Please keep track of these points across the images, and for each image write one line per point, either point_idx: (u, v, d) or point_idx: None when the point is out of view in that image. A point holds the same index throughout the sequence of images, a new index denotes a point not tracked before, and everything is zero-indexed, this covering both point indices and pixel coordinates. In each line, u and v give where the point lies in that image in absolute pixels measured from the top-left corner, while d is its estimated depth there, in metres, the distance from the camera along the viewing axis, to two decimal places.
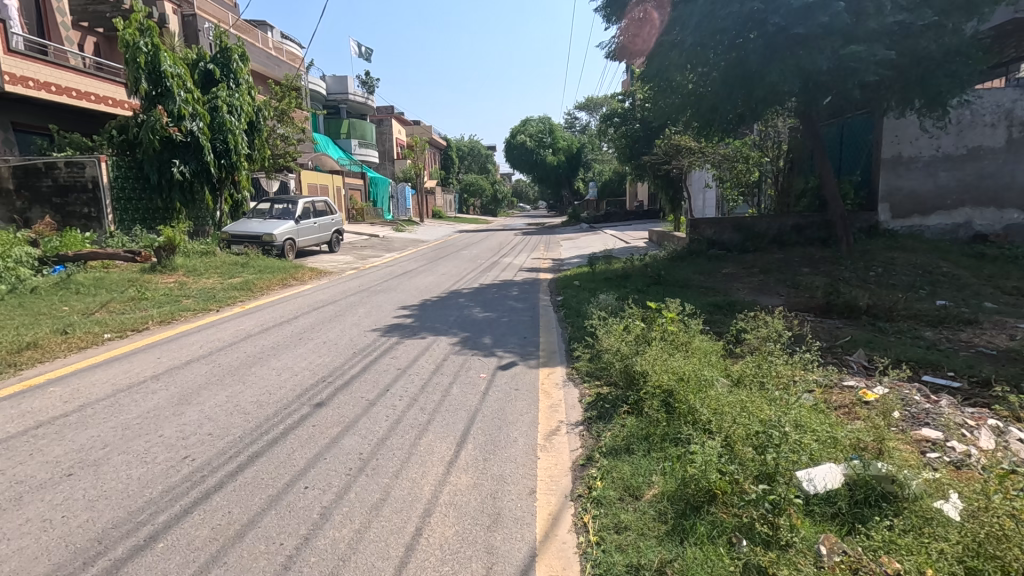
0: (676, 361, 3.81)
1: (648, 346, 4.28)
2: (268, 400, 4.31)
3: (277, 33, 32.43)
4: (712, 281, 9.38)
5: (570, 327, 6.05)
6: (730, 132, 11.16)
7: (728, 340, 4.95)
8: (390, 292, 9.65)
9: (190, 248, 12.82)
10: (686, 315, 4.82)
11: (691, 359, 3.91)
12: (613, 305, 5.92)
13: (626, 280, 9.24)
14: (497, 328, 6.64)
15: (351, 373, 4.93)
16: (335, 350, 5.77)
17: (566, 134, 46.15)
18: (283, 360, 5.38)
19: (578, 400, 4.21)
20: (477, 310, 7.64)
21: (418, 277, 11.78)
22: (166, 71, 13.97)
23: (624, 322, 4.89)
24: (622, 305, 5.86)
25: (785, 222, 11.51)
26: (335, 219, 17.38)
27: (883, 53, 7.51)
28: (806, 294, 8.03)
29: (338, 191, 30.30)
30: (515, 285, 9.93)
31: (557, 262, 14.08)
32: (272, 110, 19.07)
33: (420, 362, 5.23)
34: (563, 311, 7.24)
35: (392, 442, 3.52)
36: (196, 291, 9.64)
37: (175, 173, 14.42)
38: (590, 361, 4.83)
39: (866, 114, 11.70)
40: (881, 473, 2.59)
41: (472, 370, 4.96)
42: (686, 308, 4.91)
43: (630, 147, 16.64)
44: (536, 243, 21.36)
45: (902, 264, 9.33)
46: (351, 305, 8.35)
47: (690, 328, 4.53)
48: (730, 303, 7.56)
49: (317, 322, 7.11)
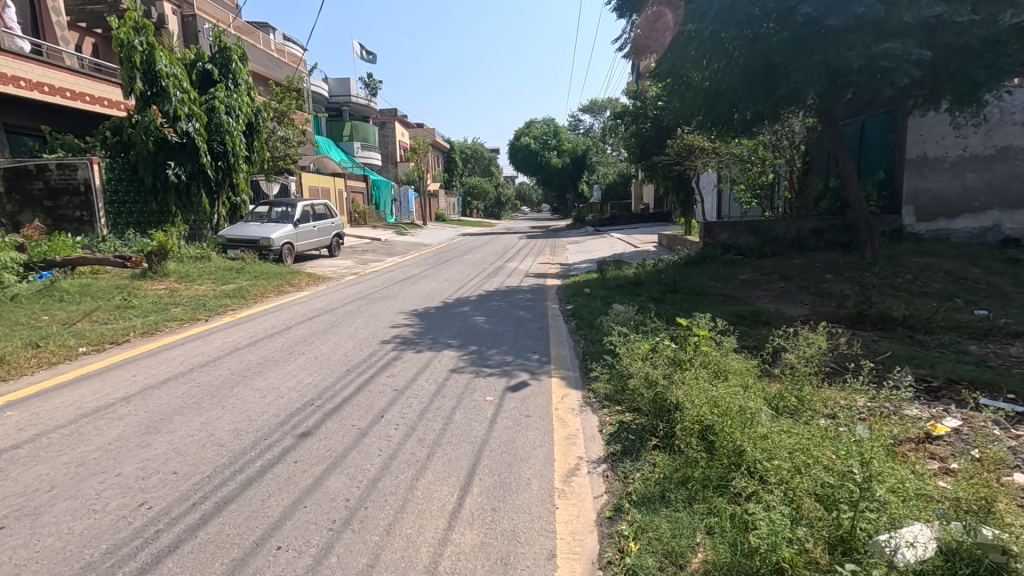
0: (712, 389, 3.32)
1: (678, 367, 3.78)
2: (248, 427, 3.82)
3: (280, 35, 32.16)
4: (730, 288, 8.87)
5: (584, 342, 5.54)
6: (747, 131, 10.65)
7: (764, 360, 4.45)
8: (391, 299, 9.18)
9: (184, 253, 12.37)
10: (716, 331, 4.32)
11: (730, 386, 3.41)
12: (632, 318, 5.43)
13: (639, 288, 8.72)
14: (503, 339, 6.14)
15: (343, 395, 4.43)
16: (327, 366, 5.28)
17: (571, 136, 45.66)
18: (269, 379, 4.89)
19: (598, 431, 3.70)
20: (482, 319, 7.16)
21: (419, 282, 11.32)
22: (161, 70, 13.58)
23: (648, 339, 4.40)
24: (643, 318, 5.36)
25: (804, 226, 11.00)
26: (336, 223, 16.94)
27: (919, 51, 7.02)
28: (834, 302, 7.51)
29: (339, 194, 29.90)
30: (522, 292, 9.44)
31: (565, 267, 13.59)
32: (272, 111, 18.68)
33: (420, 381, 4.74)
34: (575, 322, 6.76)
35: (384, 485, 3.03)
36: (187, 298, 9.18)
37: (170, 176, 13.97)
38: (609, 382, 4.32)
39: (888, 113, 11.21)
40: (988, 541, 2.03)
41: (477, 391, 4.46)
42: (716, 324, 4.41)
43: (640, 148, 16.14)
44: (542, 246, 20.89)
45: (932, 270, 8.79)
46: (349, 314, 7.88)
47: (723, 346, 4.03)
48: (753, 313, 7.06)
49: (311, 334, 6.63)
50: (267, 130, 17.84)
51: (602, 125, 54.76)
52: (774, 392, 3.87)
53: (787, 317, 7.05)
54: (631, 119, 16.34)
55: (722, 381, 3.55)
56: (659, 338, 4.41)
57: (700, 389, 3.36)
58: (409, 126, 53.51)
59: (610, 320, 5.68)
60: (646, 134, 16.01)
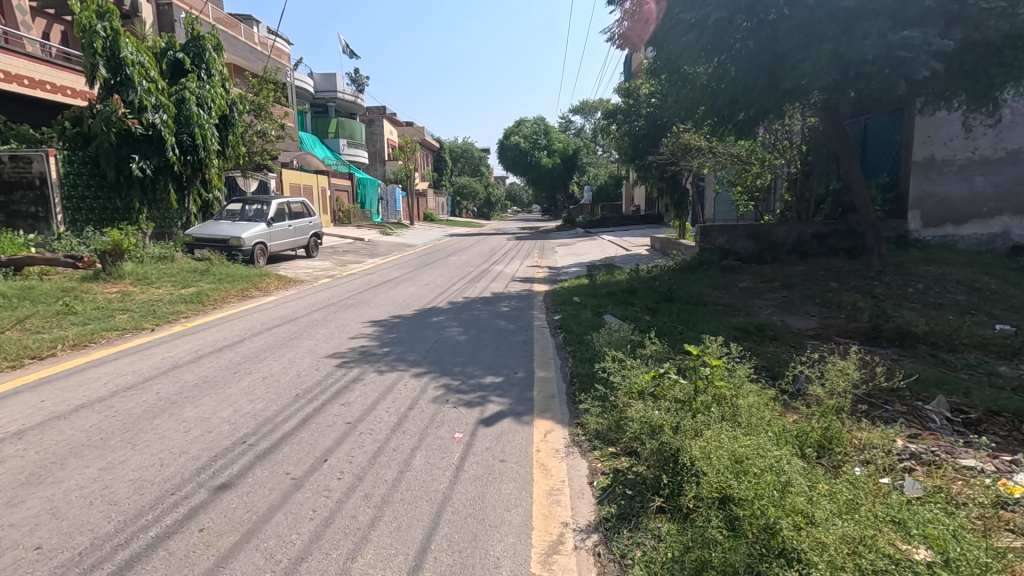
0: (733, 442, 2.65)
1: (686, 405, 3.10)
2: (155, 477, 3.08)
3: (263, 28, 31.29)
4: (730, 297, 8.24)
5: (573, 363, 4.86)
6: (746, 129, 10.04)
7: (783, 394, 3.80)
8: (364, 306, 8.43)
9: (144, 253, 11.55)
10: (728, 359, 3.67)
11: (752, 436, 2.74)
12: (628, 338, 4.74)
13: (633, 296, 8.05)
14: (481, 356, 5.42)
15: (284, 430, 3.71)
16: (275, 389, 4.54)
17: (561, 135, 44.97)
18: (202, 407, 4.14)
19: (588, 483, 3.01)
20: (458, 332, 6.44)
21: (397, 287, 10.58)
22: (126, 58, 12.72)
23: (650, 368, 3.73)
24: (641, 339, 4.69)
25: (805, 230, 10.39)
26: (314, 222, 16.13)
27: (939, 42, 6.41)
28: (844, 315, 6.90)
29: (324, 192, 28.99)
30: (506, 300, 8.73)
31: (553, 271, 12.92)
32: (249, 105, 17.83)
33: (380, 410, 4.05)
34: (564, 335, 6.09)
35: (309, 569, 2.31)
36: (138, 303, 8.36)
37: (134, 170, 13.10)
38: (602, 417, 3.64)
39: (894, 112, 10.66)
40: None
41: (443, 426, 3.74)
42: (727, 349, 3.74)
43: (634, 146, 15.48)
44: (531, 248, 20.19)
45: (945, 280, 8.21)
46: (313, 324, 7.12)
47: (738, 377, 3.36)
48: (760, 327, 6.43)
49: (266, 348, 5.89)
50: (243, 124, 17.01)
51: (593, 125, 54.26)
52: (800, 439, 3.22)
53: (794, 331, 6.42)
54: (623, 117, 15.69)
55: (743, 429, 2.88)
56: (662, 366, 3.74)
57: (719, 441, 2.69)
58: (398, 124, 52.63)
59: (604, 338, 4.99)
60: (639, 132, 15.36)
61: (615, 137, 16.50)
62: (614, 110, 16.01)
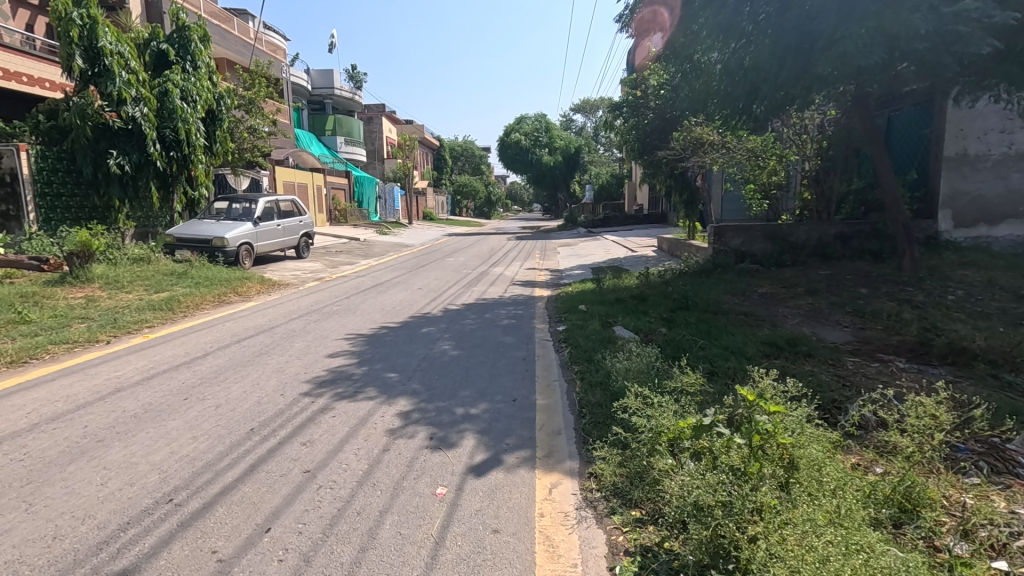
0: (816, 545, 1.97)
1: (742, 475, 2.37)
2: (37, 559, 2.35)
3: (258, 23, 30.55)
4: (752, 305, 7.49)
5: (584, 391, 4.16)
6: (765, 121, 9.29)
7: (842, 441, 3.09)
8: (350, 314, 7.70)
9: (120, 254, 10.87)
10: (780, 399, 2.94)
11: (842, 534, 2.02)
12: (650, 366, 4.01)
13: (645, 304, 7.33)
14: (473, 378, 4.67)
15: (224, 482, 2.98)
16: (227, 422, 3.80)
17: (563, 133, 44.24)
18: (131, 448, 3.40)
19: (608, 570, 2.30)
20: (448, 348, 5.69)
21: (388, 291, 9.84)
22: (104, 47, 12.00)
23: (684, 412, 3.02)
24: (666, 369, 3.97)
25: (828, 231, 9.64)
26: (305, 222, 15.39)
27: (1001, 14, 5.82)
28: (884, 328, 6.15)
29: (320, 190, 28.20)
30: (503, 307, 7.99)
31: (556, 273, 12.18)
32: (238, 98, 17.09)
33: (349, 454, 3.32)
34: (569, 352, 5.36)
35: None
36: (101, 311, 7.61)
37: (111, 166, 12.37)
38: (622, 467, 2.93)
39: (923, 104, 9.89)
40: None
41: (422, 478, 3.01)
42: (778, 387, 3.02)
43: (642, 142, 14.38)
44: (531, 249, 19.42)
45: (989, 285, 7.47)
46: (289, 336, 6.38)
47: (799, 430, 2.65)
48: (790, 341, 5.71)
49: (232, 365, 5.14)
50: (231, 118, 16.25)
51: (594, 124, 53.54)
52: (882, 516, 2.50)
53: (829, 346, 5.69)
54: (630, 110, 14.62)
55: (821, 514, 2.19)
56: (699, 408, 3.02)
57: (796, 542, 2.00)
58: (397, 122, 51.87)
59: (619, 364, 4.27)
60: (648, 127, 14.31)
61: (620, 133, 15.71)
62: (620, 103, 14.88)
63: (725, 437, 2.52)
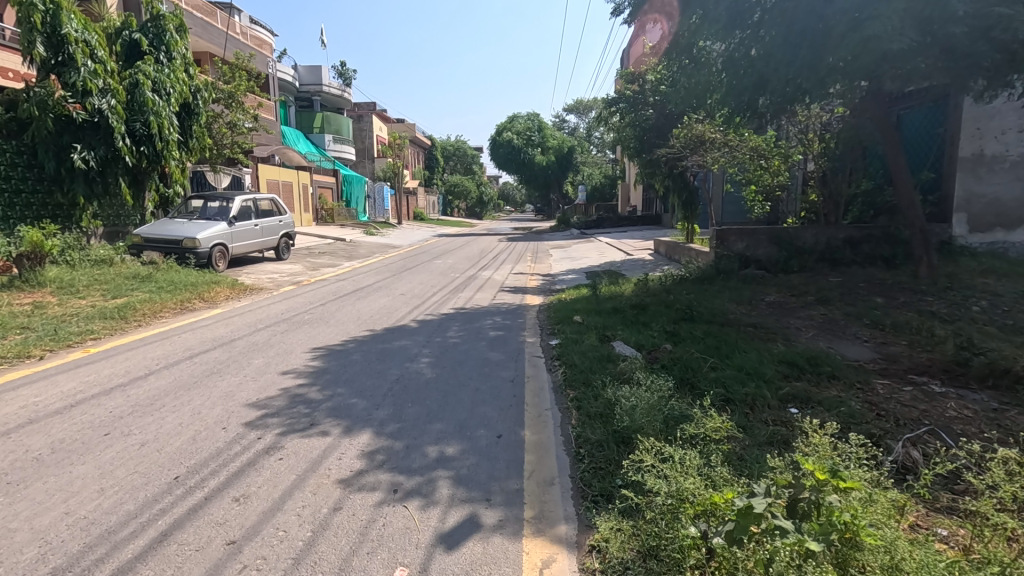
0: None
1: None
2: None
3: (245, 17, 29.71)
4: (761, 316, 6.90)
5: (583, 428, 3.52)
6: (772, 117, 8.73)
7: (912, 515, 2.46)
8: (322, 323, 7.00)
9: (79, 256, 10.16)
10: (839, 464, 2.32)
11: None
12: (660, 404, 3.42)
13: (645, 314, 6.72)
14: (452, 405, 4.04)
15: (119, 560, 2.32)
16: (149, 467, 3.12)
17: (556, 133, 43.69)
18: (17, 507, 2.71)
19: None
20: (426, 367, 5.02)
21: (369, 297, 9.16)
22: (69, 35, 11.21)
23: (714, 476, 2.44)
24: (680, 407, 3.38)
25: (836, 236, 9.13)
26: (285, 221, 14.66)
27: None
28: (911, 347, 5.58)
29: (305, 190, 27.42)
30: (490, 316, 7.34)
31: (548, 278, 11.57)
32: (217, 92, 16.31)
33: (290, 516, 2.65)
34: (564, 373, 4.73)
35: None
36: (44, 319, 6.87)
37: (75, 162, 11.60)
38: (633, 544, 2.30)
39: (937, 102, 9.36)
40: None
41: (378, 554, 2.37)
42: (834, 452, 2.41)
43: (639, 140, 13.77)
44: (523, 251, 18.81)
45: (1016, 296, 6.91)
46: (249, 350, 5.70)
47: (869, 514, 2.03)
48: (811, 359, 5.11)
49: (175, 388, 4.45)
50: (209, 112, 15.46)
51: (587, 124, 53.08)
52: None
53: (853, 365, 5.10)
54: (627, 106, 13.95)
55: None
56: (735, 477, 2.39)
57: None
58: (387, 120, 50.98)
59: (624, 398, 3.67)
60: (646, 124, 13.64)
61: (615, 130, 15.11)
62: (616, 98, 14.21)
63: (787, 533, 1.91)
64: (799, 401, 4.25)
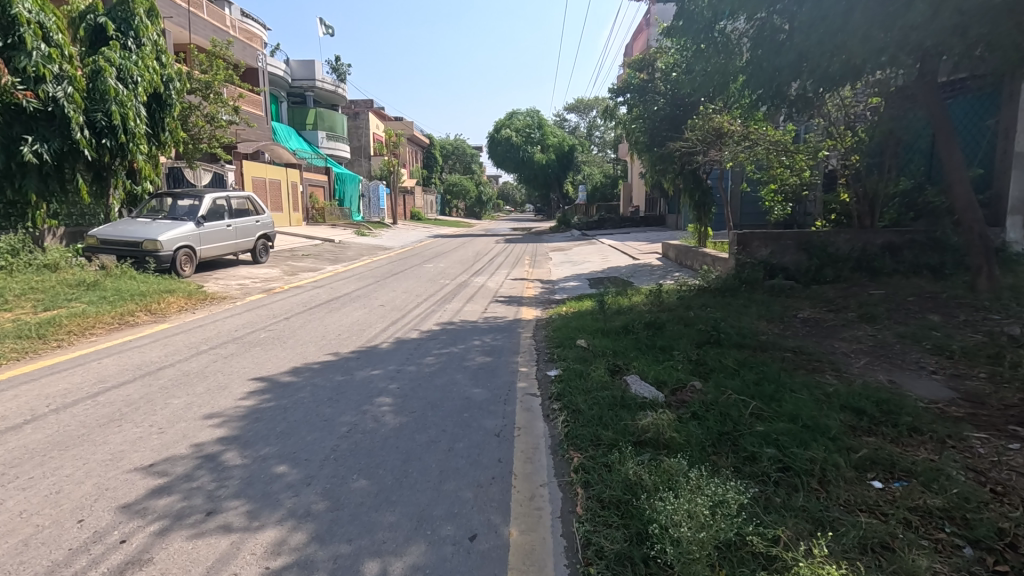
0: None
1: None
2: None
3: (236, 9, 28.61)
4: (799, 338, 5.81)
5: (597, 533, 2.45)
6: (804, 105, 7.64)
7: None
8: (279, 345, 5.87)
9: (19, 261, 9.06)
10: None
11: None
12: (712, 518, 2.35)
13: (662, 336, 5.61)
14: (413, 480, 2.95)
15: None
16: None
17: (557, 132, 42.62)
18: None
19: None
20: (388, 411, 3.91)
21: (342, 309, 8.05)
22: (19, 15, 9.96)
23: None
24: (743, 528, 2.32)
25: (872, 240, 8.11)
26: (263, 221, 13.56)
27: None
28: (1000, 385, 4.48)
29: (295, 188, 26.27)
30: (479, 336, 6.24)
31: (547, 285, 10.47)
32: (193, 82, 15.18)
33: None
34: (565, 424, 3.63)
35: None
36: None
37: (26, 156, 10.40)
38: None
39: (989, 91, 8.27)
40: None
41: None
42: None
43: (650, 133, 12.59)
44: (522, 255, 17.77)
45: None
46: (176, 382, 4.58)
47: None
48: (878, 402, 4.00)
49: (47, 446, 3.32)
50: (183, 103, 14.31)
51: (588, 124, 52.08)
52: None
53: (934, 410, 4.01)
54: (636, 96, 13.00)
55: None
56: None
57: None
58: (384, 118, 49.94)
59: (653, 491, 2.62)
60: (657, 115, 12.48)
61: (621, 123, 13.97)
62: (625, 88, 13.34)
63: None
64: (882, 469, 3.15)
